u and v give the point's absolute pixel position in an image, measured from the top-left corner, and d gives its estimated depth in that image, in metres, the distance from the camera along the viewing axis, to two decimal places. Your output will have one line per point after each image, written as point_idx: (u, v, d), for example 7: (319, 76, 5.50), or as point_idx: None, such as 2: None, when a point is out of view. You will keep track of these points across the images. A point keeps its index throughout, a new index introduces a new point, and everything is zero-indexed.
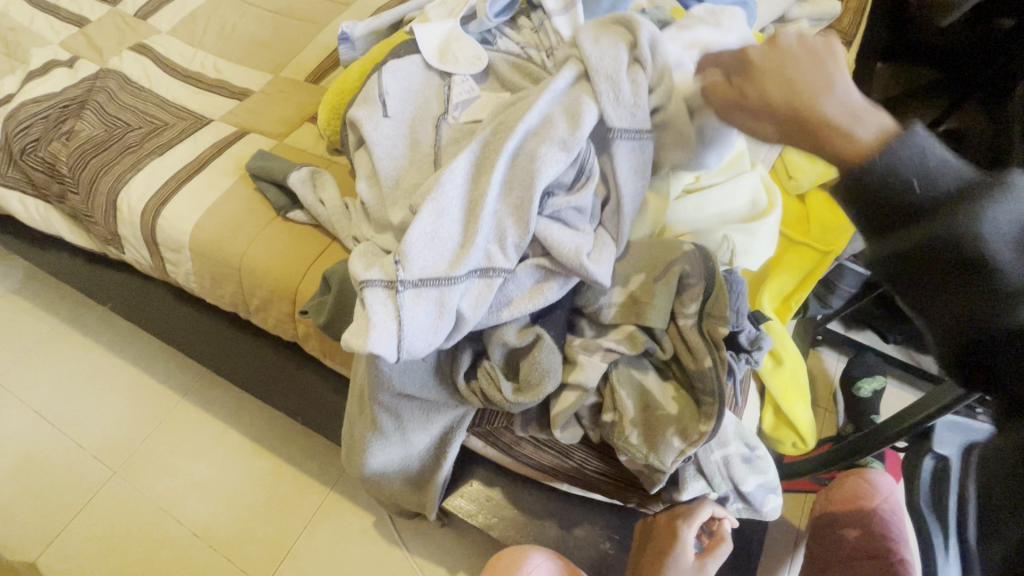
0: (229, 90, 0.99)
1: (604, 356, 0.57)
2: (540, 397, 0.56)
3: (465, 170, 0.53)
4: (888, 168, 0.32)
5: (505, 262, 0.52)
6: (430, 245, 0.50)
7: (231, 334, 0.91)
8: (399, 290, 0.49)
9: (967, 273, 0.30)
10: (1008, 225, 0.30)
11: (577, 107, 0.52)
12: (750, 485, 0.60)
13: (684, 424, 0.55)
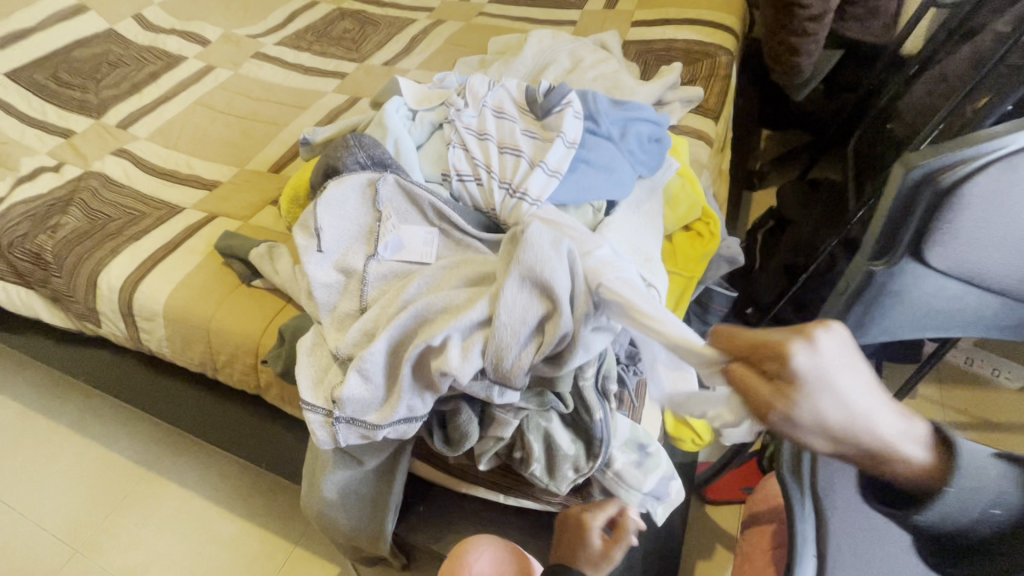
0: (200, 183, 1.15)
1: (516, 412, 0.63)
2: (465, 449, 0.67)
3: (384, 350, 0.61)
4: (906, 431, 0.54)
5: (424, 411, 0.64)
6: (361, 402, 0.63)
7: (199, 396, 1.00)
8: (334, 425, 0.64)
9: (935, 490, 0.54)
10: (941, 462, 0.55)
11: (469, 348, 0.58)
12: (651, 485, 0.68)
13: (577, 461, 0.65)
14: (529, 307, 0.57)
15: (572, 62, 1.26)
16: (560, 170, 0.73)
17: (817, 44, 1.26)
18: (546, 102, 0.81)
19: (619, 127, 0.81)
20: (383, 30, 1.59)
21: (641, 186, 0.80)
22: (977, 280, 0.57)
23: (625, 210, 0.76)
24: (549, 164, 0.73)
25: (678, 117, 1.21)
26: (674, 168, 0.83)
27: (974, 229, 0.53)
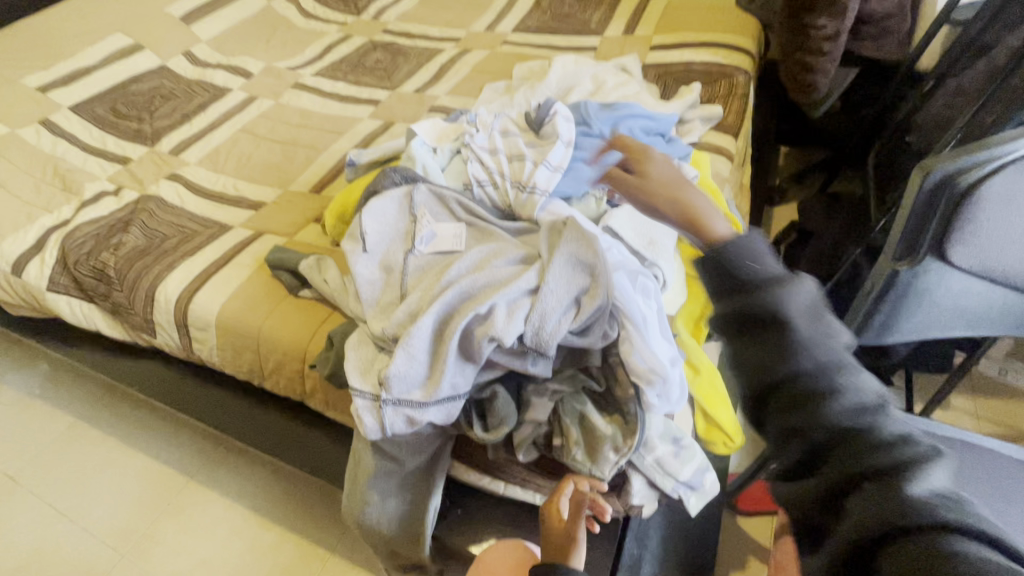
0: (247, 204, 1.23)
1: (551, 396, 0.68)
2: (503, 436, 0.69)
3: (431, 326, 0.65)
4: (736, 249, 0.36)
5: (466, 389, 0.66)
6: (405, 380, 0.65)
7: (245, 402, 1.05)
8: (383, 407, 0.66)
9: (770, 335, 0.34)
10: (802, 298, 0.34)
11: (515, 311, 0.62)
12: (687, 475, 0.70)
13: (616, 441, 0.66)
14: (573, 280, 0.64)
15: (595, 85, 1.33)
16: (562, 166, 0.78)
17: (834, 63, 1.31)
18: (538, 116, 0.87)
19: (610, 125, 0.86)
20: (413, 60, 1.69)
21: None
22: (995, 279, 0.60)
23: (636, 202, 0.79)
24: (551, 162, 0.78)
25: (699, 134, 1.26)
26: (677, 162, 0.87)
27: (994, 229, 0.55)
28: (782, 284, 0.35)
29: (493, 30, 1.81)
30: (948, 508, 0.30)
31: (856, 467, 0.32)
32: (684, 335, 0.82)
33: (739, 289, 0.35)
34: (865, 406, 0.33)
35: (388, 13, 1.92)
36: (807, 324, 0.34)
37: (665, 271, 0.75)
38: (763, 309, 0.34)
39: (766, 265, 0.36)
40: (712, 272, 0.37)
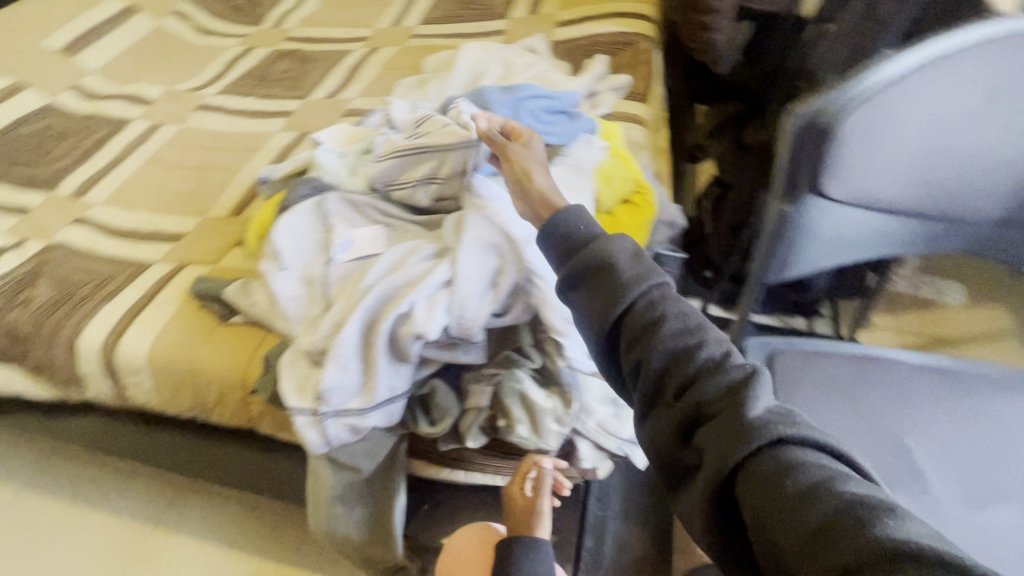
0: (164, 237, 1.18)
1: (489, 380, 0.70)
2: (451, 426, 0.71)
3: (357, 333, 0.65)
4: (562, 227, 0.57)
5: (404, 388, 0.68)
6: (342, 390, 0.66)
7: (194, 439, 1.02)
8: (323, 420, 0.67)
9: (598, 283, 0.51)
10: (621, 255, 0.52)
11: (435, 305, 0.63)
12: (629, 432, 0.74)
13: (558, 412, 0.70)
14: (484, 262, 0.66)
15: (504, 69, 1.33)
16: None
17: (725, 19, 1.37)
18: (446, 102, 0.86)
19: (513, 108, 0.86)
20: (321, 66, 1.64)
21: (557, 159, 0.85)
22: (878, 205, 0.64)
23: None
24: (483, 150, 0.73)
25: (610, 104, 1.29)
26: (584, 136, 0.89)
27: (862, 157, 0.60)
28: (599, 239, 0.54)
29: (399, 25, 1.79)
30: (776, 412, 0.40)
31: (702, 390, 0.43)
32: None
33: (576, 253, 0.55)
34: (702, 345, 0.46)
35: (289, 19, 1.86)
36: (630, 271, 0.51)
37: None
38: (594, 266, 0.52)
39: (593, 239, 0.55)
40: (547, 244, 0.58)
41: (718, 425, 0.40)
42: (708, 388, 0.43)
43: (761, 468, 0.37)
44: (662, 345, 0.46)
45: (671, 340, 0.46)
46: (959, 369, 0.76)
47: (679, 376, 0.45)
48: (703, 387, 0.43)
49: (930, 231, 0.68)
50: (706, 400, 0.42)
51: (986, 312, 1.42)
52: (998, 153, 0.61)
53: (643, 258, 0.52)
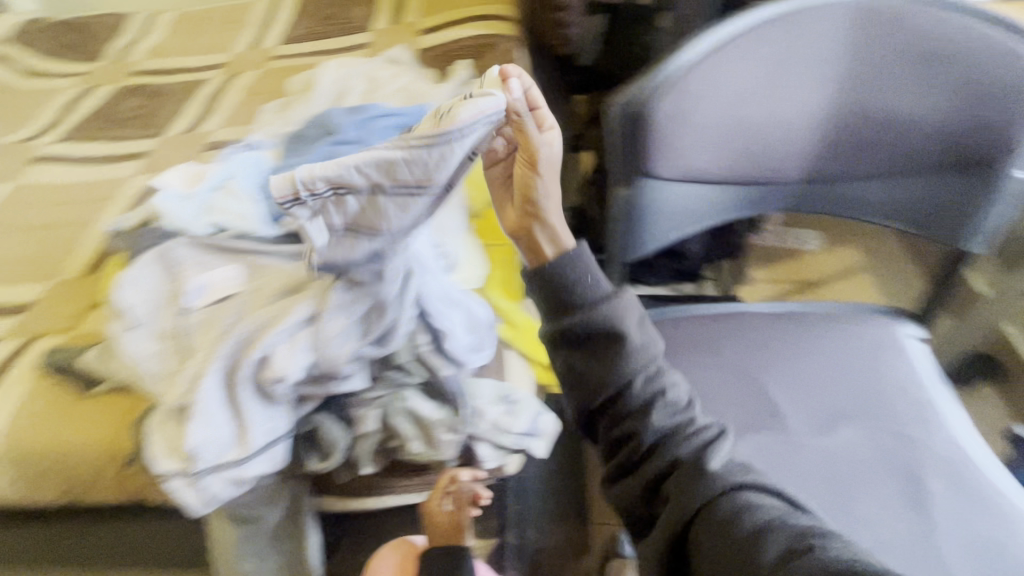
0: (6, 310, 1.05)
1: (374, 404, 0.69)
2: (342, 457, 0.69)
3: (219, 383, 0.62)
4: (561, 278, 0.54)
5: (286, 429, 0.66)
6: (213, 444, 0.62)
7: (76, 527, 0.92)
8: (198, 479, 0.63)
9: (592, 347, 0.52)
10: (624, 319, 0.52)
11: (298, 340, 0.62)
12: (523, 425, 0.75)
13: (448, 421, 0.70)
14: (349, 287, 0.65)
15: (369, 84, 1.31)
16: None
17: (576, 13, 1.44)
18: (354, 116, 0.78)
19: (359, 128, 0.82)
20: (175, 99, 1.54)
21: None
22: (707, 179, 0.69)
23: None
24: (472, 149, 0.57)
25: None
26: None
27: (677, 139, 0.64)
28: (609, 300, 0.53)
29: (258, 47, 1.71)
30: (738, 471, 0.45)
31: (668, 446, 0.48)
32: (499, 299, 0.88)
33: (572, 312, 0.53)
34: (674, 406, 0.50)
35: (133, 52, 1.72)
36: (630, 339, 0.51)
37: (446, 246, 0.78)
38: (596, 330, 0.52)
39: (601, 298, 0.53)
40: (540, 295, 0.55)
41: (680, 477, 0.46)
42: (674, 445, 0.48)
43: (715, 514, 0.43)
44: (640, 406, 0.50)
45: (647, 402, 0.50)
46: (808, 312, 0.85)
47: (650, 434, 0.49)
48: (669, 444, 0.48)
49: (767, 194, 0.73)
50: (671, 455, 0.47)
51: (842, 252, 1.60)
52: (802, 118, 0.65)
53: (643, 324, 0.53)
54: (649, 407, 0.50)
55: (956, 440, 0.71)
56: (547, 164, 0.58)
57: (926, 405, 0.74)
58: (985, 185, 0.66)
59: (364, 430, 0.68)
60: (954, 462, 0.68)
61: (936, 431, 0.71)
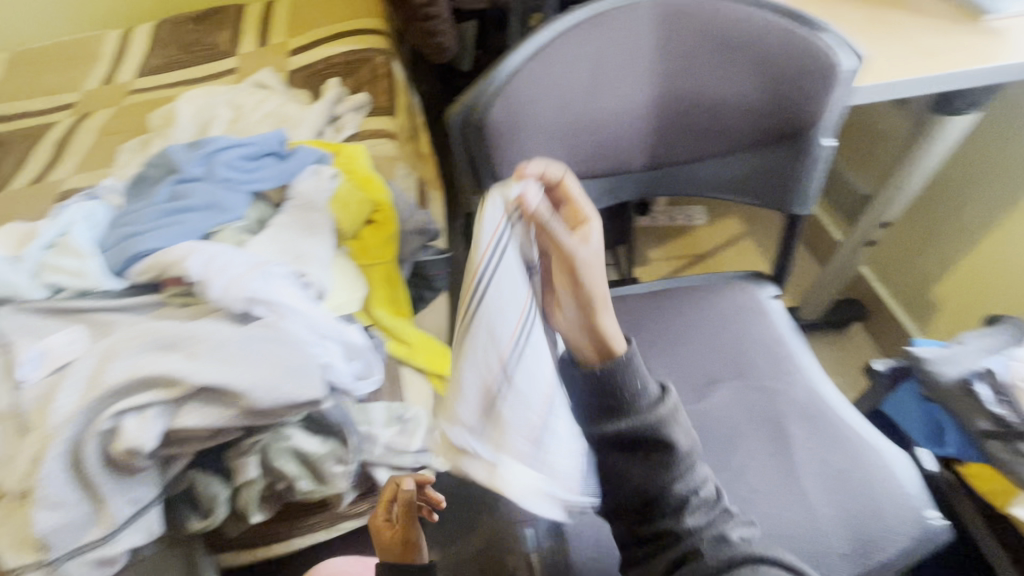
0: None
1: (252, 452, 0.65)
2: (224, 511, 0.65)
3: (62, 460, 0.55)
4: (607, 374, 0.49)
5: (155, 494, 0.61)
6: (67, 525, 0.57)
7: None
8: (53, 569, 0.56)
9: (627, 441, 0.50)
10: (665, 416, 0.50)
11: (151, 397, 0.57)
12: (420, 442, 0.75)
13: (337, 453, 0.68)
14: (217, 331, 0.62)
15: (234, 112, 1.25)
16: (173, 220, 0.73)
17: (445, 22, 1.40)
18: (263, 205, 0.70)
19: (206, 163, 0.81)
20: (17, 148, 1.39)
21: (284, 203, 0.83)
22: None
23: (274, 227, 0.78)
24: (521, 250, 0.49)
25: (355, 125, 1.28)
26: (311, 168, 0.87)
27: (518, 142, 0.66)
28: (652, 403, 0.50)
29: (111, 82, 1.58)
30: (759, 544, 0.48)
31: (690, 537, 0.48)
32: (384, 318, 0.86)
33: (614, 408, 0.50)
34: (700, 494, 0.50)
35: None
36: (672, 436, 0.49)
37: (320, 279, 0.73)
38: (637, 428, 0.49)
39: (646, 394, 0.50)
40: (575, 384, 0.51)
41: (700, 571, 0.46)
42: (697, 538, 0.48)
43: None
44: (667, 497, 0.49)
45: (676, 494, 0.49)
46: (679, 286, 0.91)
47: (676, 527, 0.48)
48: (693, 534, 0.48)
49: (616, 184, 0.77)
50: (691, 546, 0.48)
51: (726, 222, 1.71)
52: (630, 112, 0.69)
53: (682, 414, 0.51)
54: (677, 499, 0.49)
55: (810, 383, 0.76)
56: (593, 261, 0.48)
57: (784, 355, 0.79)
58: (798, 155, 0.74)
59: (242, 479, 0.64)
60: (809, 402, 0.74)
61: (799, 378, 0.76)
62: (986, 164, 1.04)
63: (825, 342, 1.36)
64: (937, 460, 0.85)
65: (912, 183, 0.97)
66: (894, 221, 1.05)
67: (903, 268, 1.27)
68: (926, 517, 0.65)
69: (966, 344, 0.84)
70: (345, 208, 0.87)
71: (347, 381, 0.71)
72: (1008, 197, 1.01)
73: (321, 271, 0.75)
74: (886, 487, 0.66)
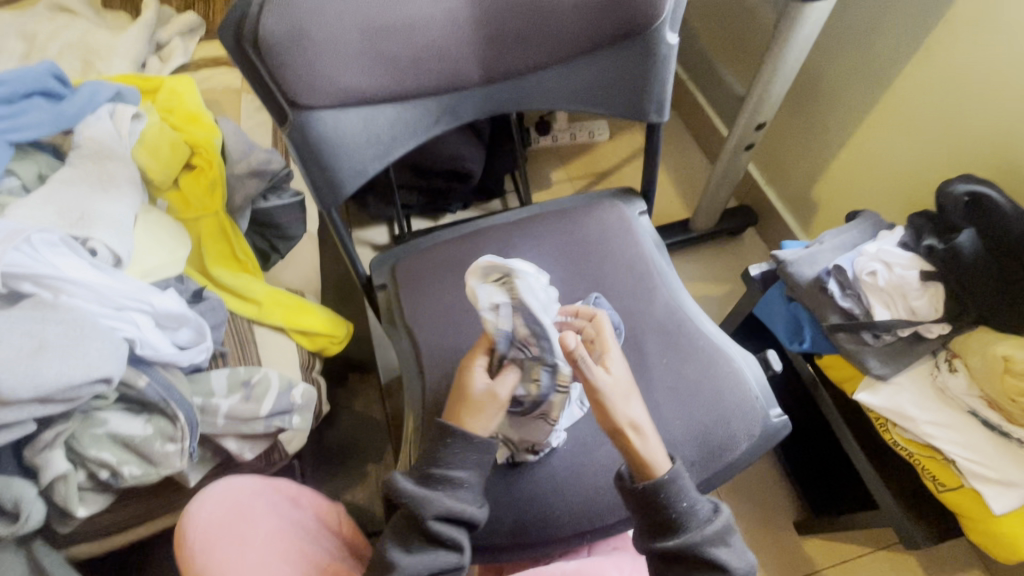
0: None
1: (54, 446, 0.57)
2: (36, 512, 0.58)
3: None
4: (667, 504, 0.54)
5: None
6: None
7: None
8: None
9: (685, 557, 0.53)
10: (724, 540, 0.54)
11: None
12: (270, 406, 0.69)
13: (166, 431, 0.62)
14: None
15: (26, 43, 1.03)
16: None
17: None
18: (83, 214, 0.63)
19: None
20: None
21: (69, 153, 0.70)
22: (374, 99, 0.63)
23: (53, 182, 0.66)
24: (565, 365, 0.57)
25: (187, 52, 1.10)
26: (102, 109, 0.74)
27: (313, 61, 0.56)
28: (704, 523, 0.54)
29: None
30: None
31: None
32: (224, 275, 0.78)
33: (675, 534, 0.54)
34: None
35: None
36: (733, 559, 0.53)
37: (109, 242, 0.63)
38: (697, 548, 0.53)
39: (707, 523, 0.54)
40: (641, 509, 0.55)
41: None
42: None
43: None
44: None
45: None
46: (547, 210, 0.85)
47: None
48: None
49: (453, 102, 0.69)
50: None
51: (627, 136, 1.65)
52: (447, 16, 0.60)
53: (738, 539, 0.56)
54: None
55: (669, 299, 0.75)
56: (617, 390, 0.55)
57: (647, 274, 0.77)
58: (645, 56, 0.67)
59: (49, 476, 0.57)
60: (668, 319, 0.73)
61: (657, 296, 0.75)
62: (852, 55, 1.02)
63: (719, 251, 1.38)
64: (799, 355, 0.90)
65: (779, 81, 0.94)
66: (768, 122, 1.03)
67: (785, 172, 1.28)
68: (769, 415, 0.68)
69: (824, 243, 0.84)
70: (152, 153, 0.75)
71: (164, 352, 0.63)
72: (872, 89, 1.01)
73: (112, 229, 0.64)
74: (734, 393, 0.68)
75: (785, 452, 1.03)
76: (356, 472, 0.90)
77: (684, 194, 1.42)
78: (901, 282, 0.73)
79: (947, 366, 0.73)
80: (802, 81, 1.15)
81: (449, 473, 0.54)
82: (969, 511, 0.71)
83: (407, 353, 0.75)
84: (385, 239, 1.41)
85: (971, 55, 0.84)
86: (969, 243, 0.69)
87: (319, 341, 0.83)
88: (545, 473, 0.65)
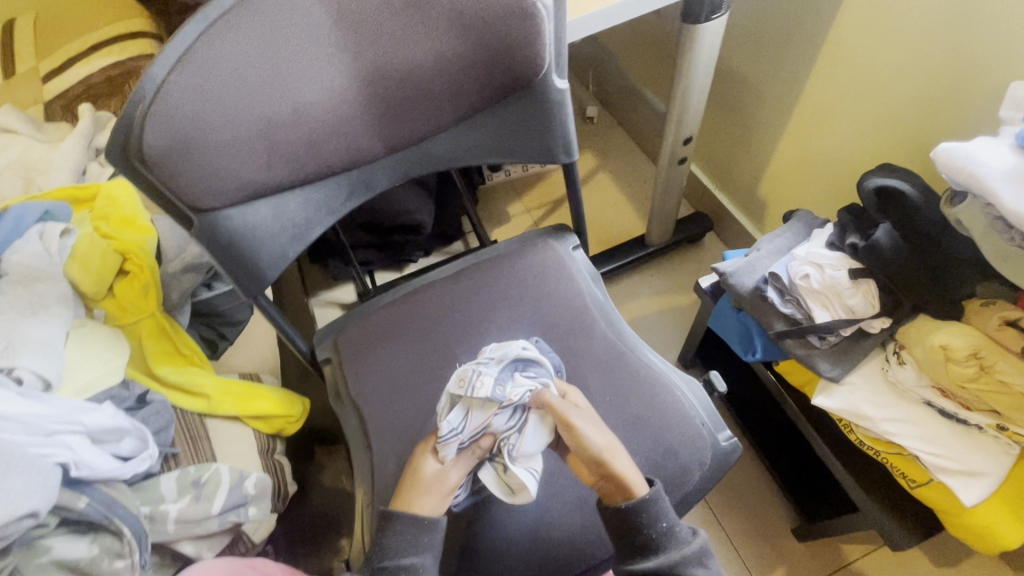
0: None
1: None
2: None
3: None
4: (645, 524, 0.53)
5: None
6: None
7: None
8: None
9: None
10: (699, 564, 0.53)
11: None
12: (221, 503, 0.70)
13: (113, 548, 0.61)
14: None
15: None
16: None
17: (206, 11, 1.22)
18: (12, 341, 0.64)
19: None
20: None
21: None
22: (281, 188, 0.64)
23: None
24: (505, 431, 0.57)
25: None
26: (29, 230, 0.75)
27: (210, 165, 0.58)
28: (683, 543, 0.53)
29: None
30: None
31: None
32: (170, 374, 0.79)
33: (651, 556, 0.53)
34: None
35: None
36: None
37: (36, 367, 0.64)
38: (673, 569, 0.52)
39: (682, 547, 0.53)
40: (620, 530, 0.54)
41: None
42: None
43: None
44: None
45: None
46: (484, 258, 0.86)
47: None
48: None
49: (364, 175, 0.70)
50: None
51: None
52: (337, 100, 0.61)
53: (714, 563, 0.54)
54: None
55: (609, 335, 0.75)
56: (583, 417, 0.57)
57: (585, 310, 0.77)
58: (542, 104, 0.68)
59: None
60: (610, 353, 0.72)
61: (598, 333, 0.75)
62: (769, 58, 1.04)
63: (682, 261, 1.38)
64: (757, 364, 0.89)
65: (696, 94, 0.96)
66: (695, 135, 1.05)
67: (731, 176, 1.29)
68: (717, 440, 0.68)
69: (761, 249, 0.83)
70: (80, 265, 0.76)
71: (102, 468, 0.63)
72: (791, 87, 1.03)
73: (38, 352, 0.65)
74: (682, 423, 0.67)
75: (772, 462, 1.00)
76: (331, 550, 0.89)
77: (639, 210, 1.43)
78: (833, 284, 0.72)
79: (896, 359, 0.72)
80: (728, 87, 1.17)
81: (404, 562, 0.55)
82: (942, 506, 0.69)
83: (355, 427, 0.74)
84: (352, 298, 1.42)
85: (875, 46, 0.85)
86: (884, 237, 0.70)
87: (275, 420, 0.83)
88: (498, 536, 0.63)
